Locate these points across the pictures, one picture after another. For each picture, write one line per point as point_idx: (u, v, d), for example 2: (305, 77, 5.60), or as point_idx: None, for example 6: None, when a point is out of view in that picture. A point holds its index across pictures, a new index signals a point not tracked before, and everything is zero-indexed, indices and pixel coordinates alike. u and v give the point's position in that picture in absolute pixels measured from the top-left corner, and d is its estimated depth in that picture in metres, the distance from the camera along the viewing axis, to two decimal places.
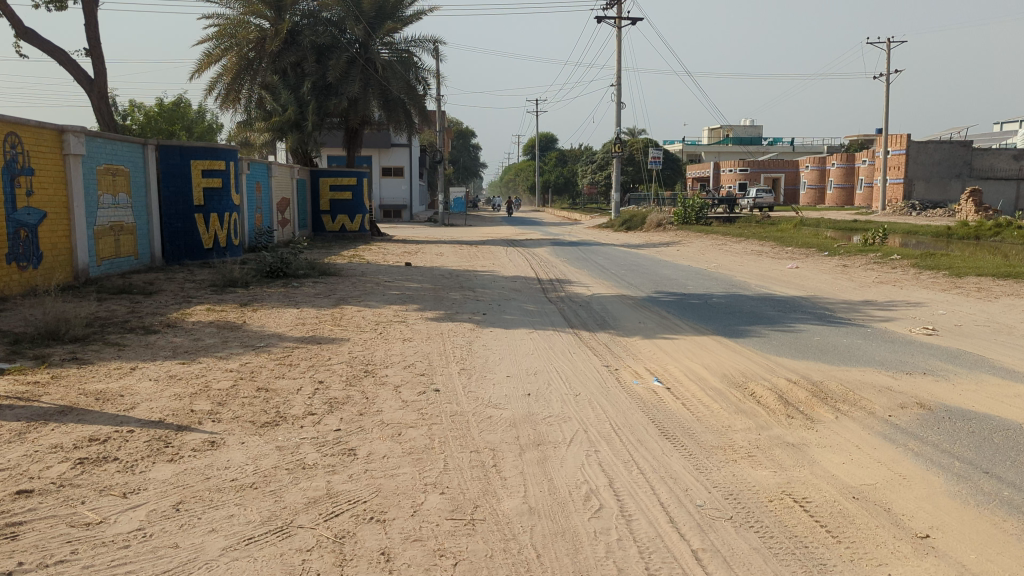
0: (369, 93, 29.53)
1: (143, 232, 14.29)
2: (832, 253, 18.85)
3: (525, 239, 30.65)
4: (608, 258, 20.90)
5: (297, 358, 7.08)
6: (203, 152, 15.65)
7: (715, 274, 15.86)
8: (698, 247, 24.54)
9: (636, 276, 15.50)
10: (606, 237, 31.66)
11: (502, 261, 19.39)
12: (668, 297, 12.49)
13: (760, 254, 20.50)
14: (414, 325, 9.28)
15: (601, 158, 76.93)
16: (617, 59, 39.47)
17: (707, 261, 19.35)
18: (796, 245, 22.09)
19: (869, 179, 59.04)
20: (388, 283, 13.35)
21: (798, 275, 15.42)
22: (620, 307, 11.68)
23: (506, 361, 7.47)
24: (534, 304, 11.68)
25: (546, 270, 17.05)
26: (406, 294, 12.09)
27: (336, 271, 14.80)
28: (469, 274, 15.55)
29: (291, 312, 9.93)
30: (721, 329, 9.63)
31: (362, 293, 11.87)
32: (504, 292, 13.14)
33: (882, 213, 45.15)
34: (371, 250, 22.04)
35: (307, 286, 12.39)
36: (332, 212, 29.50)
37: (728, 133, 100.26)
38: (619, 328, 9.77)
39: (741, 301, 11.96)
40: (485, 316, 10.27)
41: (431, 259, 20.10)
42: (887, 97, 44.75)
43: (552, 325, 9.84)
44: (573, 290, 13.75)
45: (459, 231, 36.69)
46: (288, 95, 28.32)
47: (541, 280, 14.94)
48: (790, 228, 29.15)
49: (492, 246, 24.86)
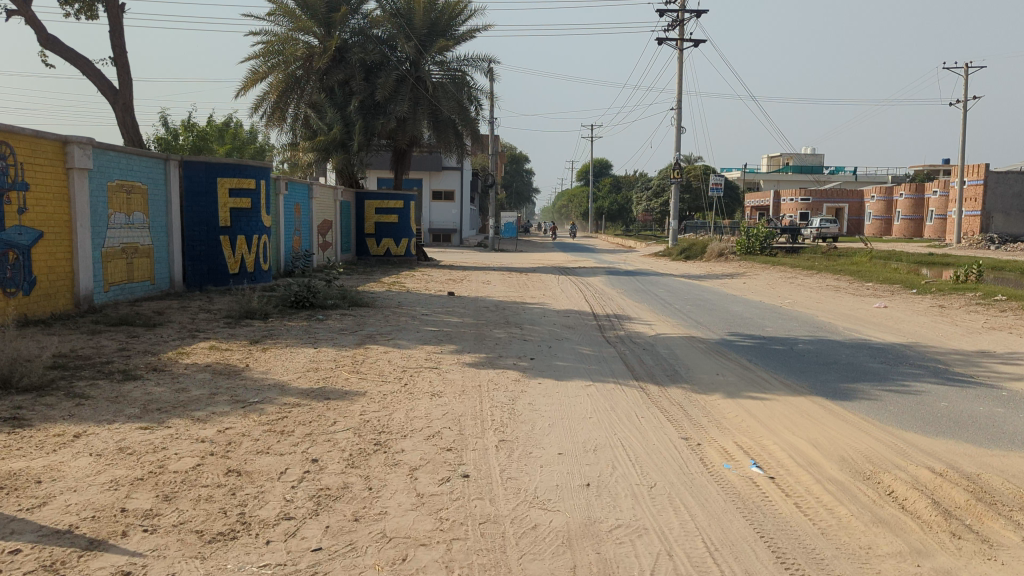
0: (418, 113, 28.37)
1: (159, 254, 13.15)
2: (922, 291, 16.91)
3: (578, 266, 29.13)
4: (670, 290, 19.22)
5: (293, 423, 5.57)
6: (232, 169, 14.51)
7: (793, 313, 14.08)
8: (766, 280, 22.70)
9: (705, 313, 13.78)
10: (663, 267, 29.94)
11: (553, 292, 17.86)
12: (746, 341, 10.76)
13: (838, 289, 18.63)
14: (446, 373, 7.74)
15: (657, 185, 75.14)
16: (678, 81, 37.92)
17: (781, 297, 17.49)
18: (877, 281, 20.10)
19: (942, 211, 56.29)
20: (426, 318, 11.87)
21: (890, 316, 13.54)
22: (691, 352, 9.99)
23: (559, 431, 5.87)
24: (590, 346, 10.07)
25: (601, 303, 15.43)
26: (445, 332, 10.59)
27: (370, 301, 13.43)
28: (516, 307, 14.02)
29: (305, 353, 8.50)
30: (821, 386, 7.90)
31: (394, 330, 10.41)
32: (556, 330, 11.54)
33: (958, 246, 42.62)
34: (414, 276, 20.64)
35: (333, 320, 10.99)
36: (377, 236, 28.36)
37: (788, 161, 97.74)
38: (695, 381, 8.10)
39: (833, 348, 10.18)
40: (533, 361, 8.71)
41: (477, 287, 18.67)
42: (964, 124, 42.38)
43: (612, 375, 8.21)
44: (634, 328, 12.10)
45: (509, 257, 35.24)
46: (334, 114, 27.37)
47: (597, 316, 13.34)
48: (865, 260, 27.04)
49: (543, 275, 23.33)
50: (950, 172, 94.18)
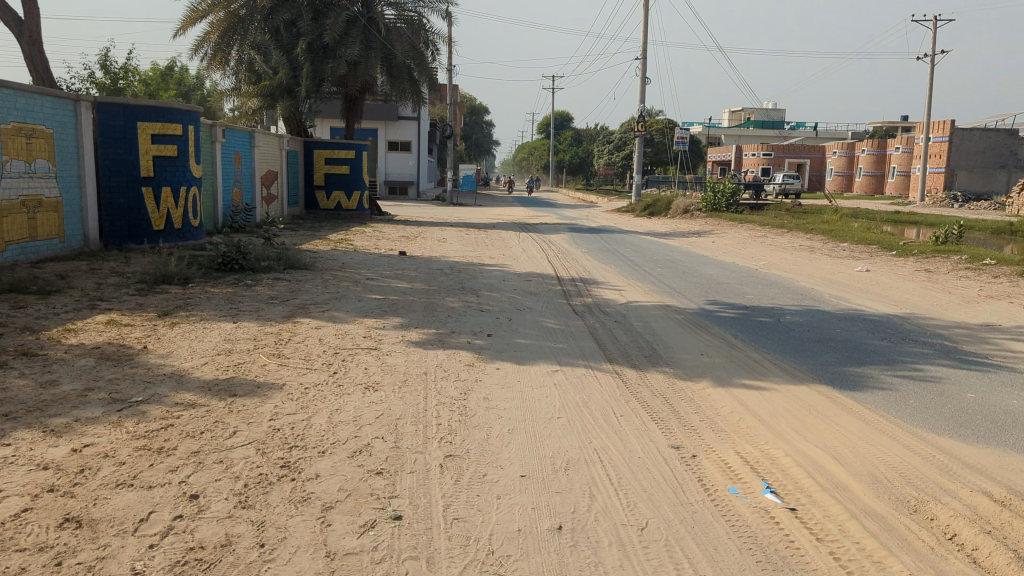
0: (370, 55, 26.47)
1: (70, 208, 11.61)
2: (902, 253, 16.08)
3: (537, 222, 27.92)
4: (637, 249, 18.13)
5: (178, 436, 4.30)
6: (156, 113, 12.89)
7: (772, 277, 13.07)
8: (736, 238, 21.75)
9: (678, 278, 12.68)
10: (626, 223, 28.87)
11: (514, 251, 16.66)
12: (729, 312, 9.66)
13: (812, 250, 17.73)
14: (386, 357, 6.48)
15: (618, 138, 73.79)
16: (643, 29, 36.53)
17: (753, 259, 16.50)
18: (851, 241, 19.22)
19: (905, 168, 56.17)
20: (371, 283, 10.56)
21: (875, 282, 12.58)
22: (669, 326, 8.85)
23: (521, 442, 4.68)
24: (554, 319, 8.88)
25: (566, 265, 14.27)
26: (390, 301, 9.30)
27: (309, 262, 12.07)
28: (473, 269, 12.78)
29: (220, 330, 7.15)
30: (823, 370, 6.81)
31: (332, 299, 9.09)
32: (515, 298, 10.32)
33: (921, 203, 42.25)
34: (364, 233, 19.25)
35: (263, 286, 9.65)
36: (327, 188, 26.78)
37: (750, 116, 96.95)
38: (679, 364, 6.94)
39: (825, 321, 9.14)
40: (490, 339, 7.49)
41: (432, 245, 17.38)
42: (932, 80, 41.76)
43: (582, 356, 7.04)
44: (602, 296, 10.94)
45: (467, 212, 33.90)
46: (280, 56, 25.65)
47: (561, 281, 12.16)
48: (835, 218, 26.25)
49: (502, 233, 22.11)
50: (910, 128, 94.28)
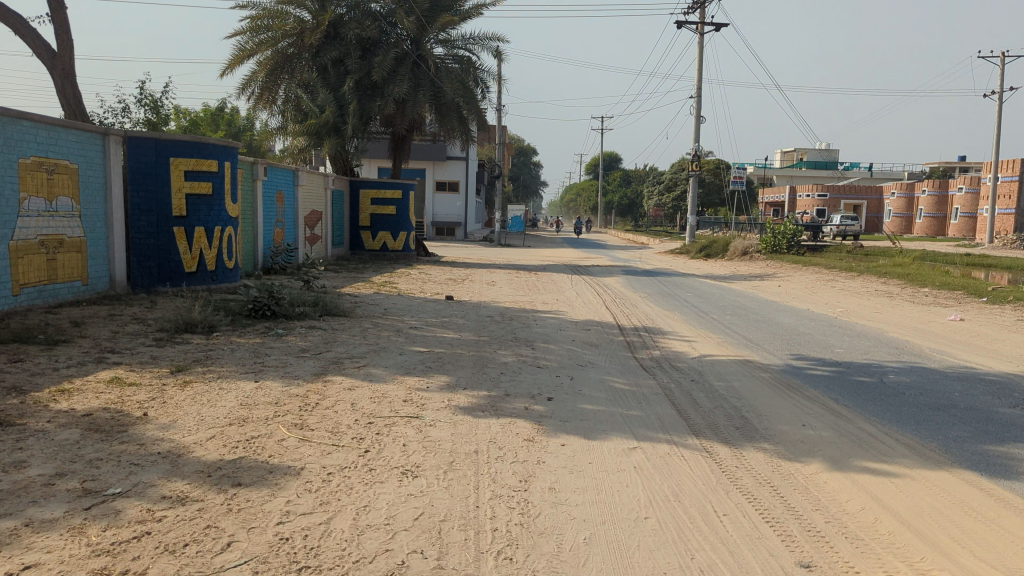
0: (418, 93, 25.94)
1: (95, 248, 10.87)
2: (995, 301, 14.65)
3: (589, 265, 26.90)
4: (700, 294, 16.95)
5: (152, 554, 3.24)
6: (190, 148, 12.24)
7: (857, 328, 11.79)
8: (803, 283, 20.43)
9: (753, 328, 11.48)
10: (682, 266, 27.67)
11: (568, 296, 15.60)
12: (821, 370, 8.42)
13: (892, 298, 16.37)
14: (428, 428, 5.38)
15: (668, 179, 72.63)
16: (697, 67, 35.64)
17: (829, 306, 15.21)
18: (932, 286, 17.81)
19: (970, 209, 54.07)
20: (415, 333, 9.55)
21: (976, 333, 11.26)
22: (756, 387, 7.65)
23: (604, 561, 3.54)
24: (623, 377, 7.74)
25: (626, 312, 13.14)
26: (436, 354, 8.26)
27: (349, 308, 11.13)
28: (526, 317, 11.72)
29: (238, 391, 6.14)
30: (961, 444, 5.57)
31: (369, 353, 8.07)
32: (574, 350, 9.21)
33: (991, 246, 40.35)
34: (410, 275, 18.37)
35: (296, 336, 8.69)
36: (373, 228, 26.06)
37: (802, 157, 95.16)
38: (781, 439, 5.73)
39: (938, 381, 7.84)
40: (551, 405, 6.36)
41: (481, 289, 16.41)
42: (1000, 117, 40.16)
43: (663, 428, 5.86)
44: (670, 349, 9.78)
45: (516, 253, 33.00)
46: (327, 94, 25.08)
47: (624, 331, 11.02)
48: (908, 261, 24.78)
49: (554, 275, 21.11)
50: (970, 169, 91.71)
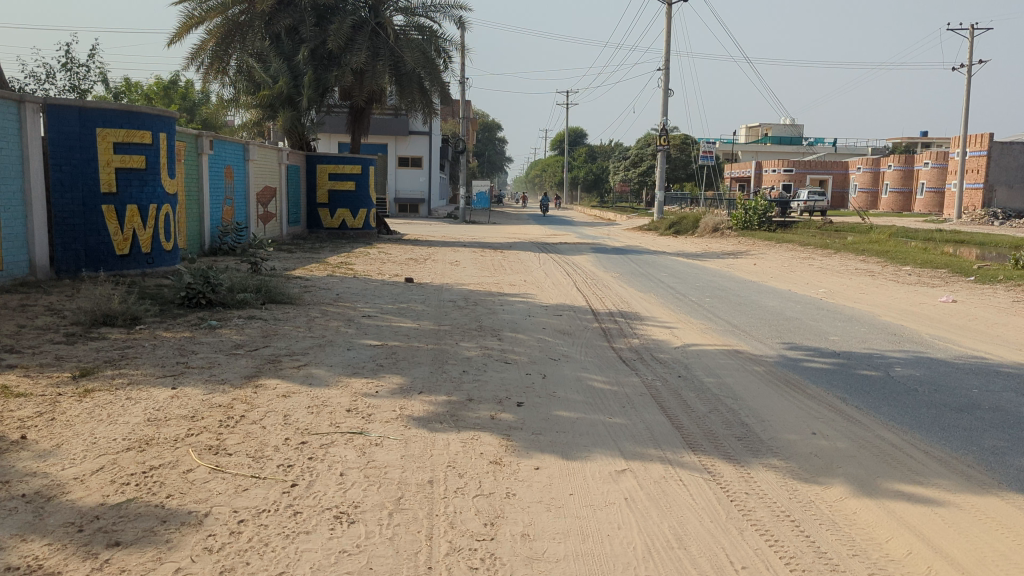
0: (377, 63, 24.66)
1: (11, 229, 9.71)
2: (982, 280, 14.06)
3: (557, 242, 26.08)
4: (674, 274, 16.19)
5: None
6: (120, 118, 11.04)
7: (846, 311, 11.08)
8: (779, 261, 19.77)
9: (737, 312, 10.69)
10: (652, 243, 26.93)
11: (537, 277, 14.71)
12: (820, 363, 7.63)
13: (873, 277, 15.76)
14: (374, 450, 4.43)
15: (635, 155, 71.82)
16: (665, 39, 34.78)
17: (810, 286, 14.48)
18: (913, 264, 17.20)
19: (936, 184, 54.08)
20: (369, 322, 8.59)
21: (972, 316, 10.61)
22: (751, 383, 6.83)
23: None
24: (601, 374, 6.87)
25: (600, 295, 12.29)
26: (391, 348, 7.31)
27: (297, 295, 10.11)
28: (492, 302, 10.80)
29: (148, 403, 5.13)
30: (1003, 454, 4.80)
31: (313, 348, 7.10)
32: (545, 342, 8.32)
33: (959, 221, 40.25)
34: (370, 255, 17.35)
35: (232, 329, 7.68)
36: (331, 206, 24.89)
37: (767, 132, 94.98)
38: (792, 453, 4.91)
39: (949, 374, 7.10)
40: (522, 412, 5.45)
41: (445, 269, 15.47)
42: (967, 90, 39.95)
43: (654, 441, 4.97)
44: (651, 340, 8.92)
45: (481, 230, 32.03)
46: (280, 64, 23.78)
47: (599, 319, 10.14)
48: (882, 237, 24.26)
49: (521, 254, 20.22)
50: (933, 144, 92.22)
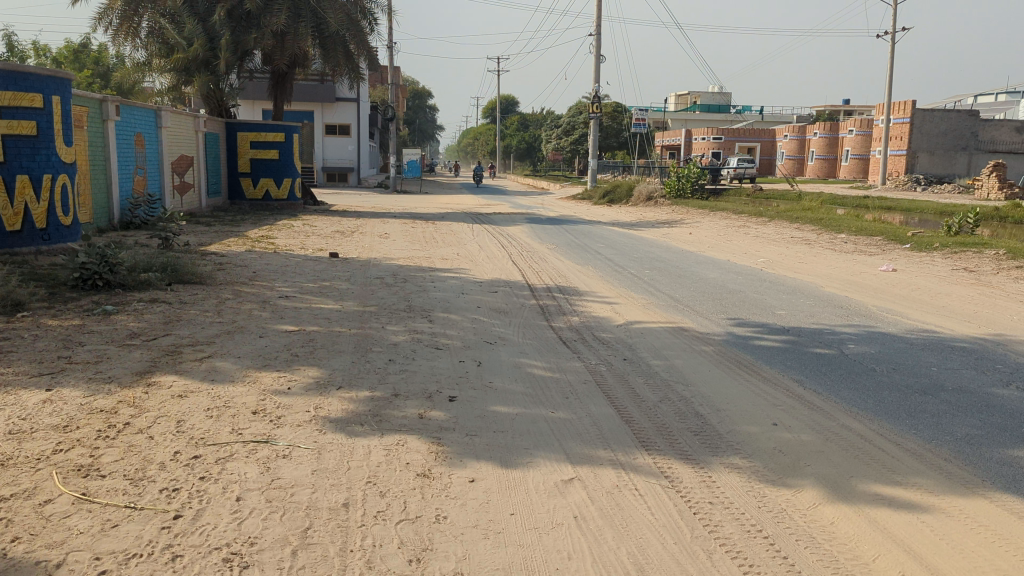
0: (299, 25, 23.43)
1: None
2: (917, 247, 13.97)
3: (489, 212, 25.44)
4: (611, 244, 15.75)
5: None
6: (3, 79, 9.84)
7: (789, 282, 10.78)
8: (715, 229, 19.54)
9: (678, 284, 10.26)
10: (586, 211, 26.52)
11: (470, 249, 14.09)
12: (769, 341, 7.23)
13: (809, 245, 15.59)
14: (281, 464, 3.79)
15: (566, 123, 71.31)
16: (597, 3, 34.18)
17: (748, 256, 14.17)
18: (848, 232, 17.10)
19: (860, 151, 55.02)
20: (287, 304, 7.85)
21: (914, 285, 10.41)
22: (701, 366, 6.37)
23: None
24: (542, 359, 6.32)
25: (536, 269, 11.75)
26: (309, 335, 6.61)
27: (210, 273, 9.28)
28: (423, 278, 10.14)
29: (15, 410, 4.36)
30: (980, 444, 4.43)
31: (220, 336, 6.36)
32: (481, 323, 7.73)
33: (883, 187, 40.94)
34: (294, 228, 16.45)
35: (130, 315, 6.86)
36: (254, 175, 23.73)
37: (696, 100, 95.53)
38: (754, 449, 4.45)
39: (905, 351, 6.77)
40: (455, 409, 4.87)
41: (373, 242, 14.71)
42: (891, 58, 40.45)
43: (603, 441, 4.44)
44: (592, 318, 8.42)
45: (412, 201, 31.14)
46: (194, 24, 22.36)
47: (537, 296, 9.57)
48: (813, 204, 24.27)
49: (454, 225, 19.55)
50: (856, 112, 94.07)
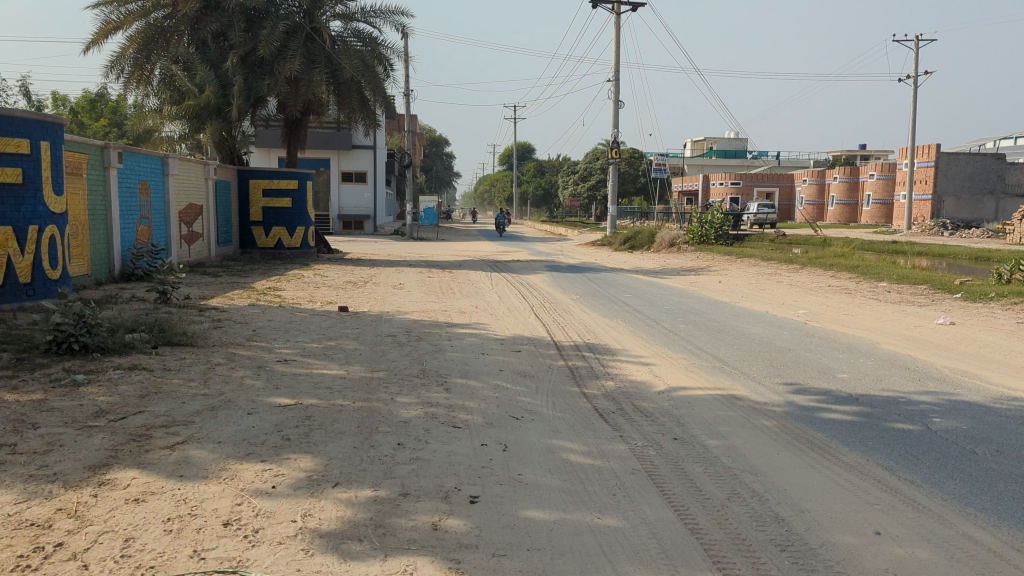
0: (313, 72, 22.82)
1: None
2: (971, 298, 12.95)
3: (507, 260, 24.58)
4: (639, 294, 14.81)
5: None
6: None
7: (842, 338, 9.76)
8: (745, 277, 18.56)
9: (720, 341, 9.28)
10: (607, 259, 25.62)
11: (489, 301, 13.18)
12: (840, 415, 6.24)
13: (851, 294, 14.58)
14: None
15: (583, 169, 70.76)
16: (614, 48, 33.73)
17: (787, 307, 13.17)
18: (889, 280, 16.08)
19: (882, 196, 54.02)
20: (285, 369, 6.92)
21: (982, 342, 9.39)
22: (768, 449, 5.39)
23: None
24: (579, 441, 5.34)
25: (562, 323, 10.81)
26: (306, 410, 5.67)
27: (204, 333, 8.37)
28: (439, 336, 9.21)
29: None
30: None
31: (202, 413, 5.42)
32: (504, 391, 6.76)
33: (910, 232, 39.88)
34: (303, 278, 15.60)
35: (101, 387, 5.93)
36: (266, 224, 23.02)
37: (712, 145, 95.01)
38: (863, 574, 3.47)
39: (1004, 426, 5.76)
40: (476, 515, 3.92)
41: (385, 293, 13.82)
42: (915, 101, 39.70)
43: (666, 566, 3.50)
44: (629, 383, 7.45)
45: (428, 248, 30.36)
46: (207, 72, 21.74)
47: (564, 355, 8.61)
48: (845, 249, 23.25)
49: (470, 273, 18.70)
50: (874, 156, 93.27)
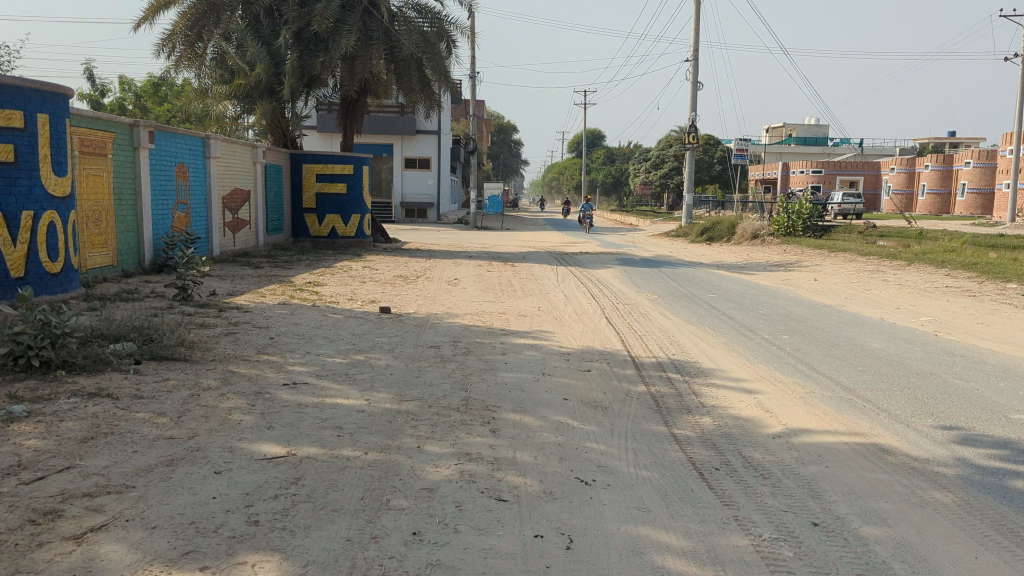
0: (370, 49, 21.43)
1: None
2: None
3: (575, 251, 22.89)
4: (725, 294, 12.97)
5: None
6: None
7: (993, 358, 7.84)
8: (844, 274, 16.51)
9: (840, 363, 7.46)
10: (684, 251, 23.70)
11: (554, 301, 11.56)
12: None
13: (979, 297, 12.48)
14: None
15: (656, 156, 68.27)
16: (693, 25, 31.60)
17: (905, 313, 11.15)
18: (1018, 280, 13.87)
19: (979, 185, 50.40)
20: (290, 398, 5.40)
21: None
22: (960, 551, 3.63)
23: None
24: (677, 532, 3.65)
25: (640, 331, 9.13)
26: (298, 467, 4.12)
27: (207, 343, 6.93)
28: (492, 349, 7.62)
29: None
30: None
31: (152, 471, 3.92)
32: (570, 435, 5.10)
33: (1015, 224, 36.69)
34: (350, 271, 14.21)
35: (37, 423, 4.49)
36: (319, 211, 21.84)
37: (791, 132, 91.15)
38: None
39: None
40: None
41: (437, 290, 12.30)
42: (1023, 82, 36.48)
43: None
44: (734, 424, 5.71)
45: (492, 237, 28.85)
46: (258, 48, 20.66)
47: (646, 377, 6.92)
48: (954, 244, 20.84)
49: (534, 267, 17.10)
50: (964, 144, 88.21)
